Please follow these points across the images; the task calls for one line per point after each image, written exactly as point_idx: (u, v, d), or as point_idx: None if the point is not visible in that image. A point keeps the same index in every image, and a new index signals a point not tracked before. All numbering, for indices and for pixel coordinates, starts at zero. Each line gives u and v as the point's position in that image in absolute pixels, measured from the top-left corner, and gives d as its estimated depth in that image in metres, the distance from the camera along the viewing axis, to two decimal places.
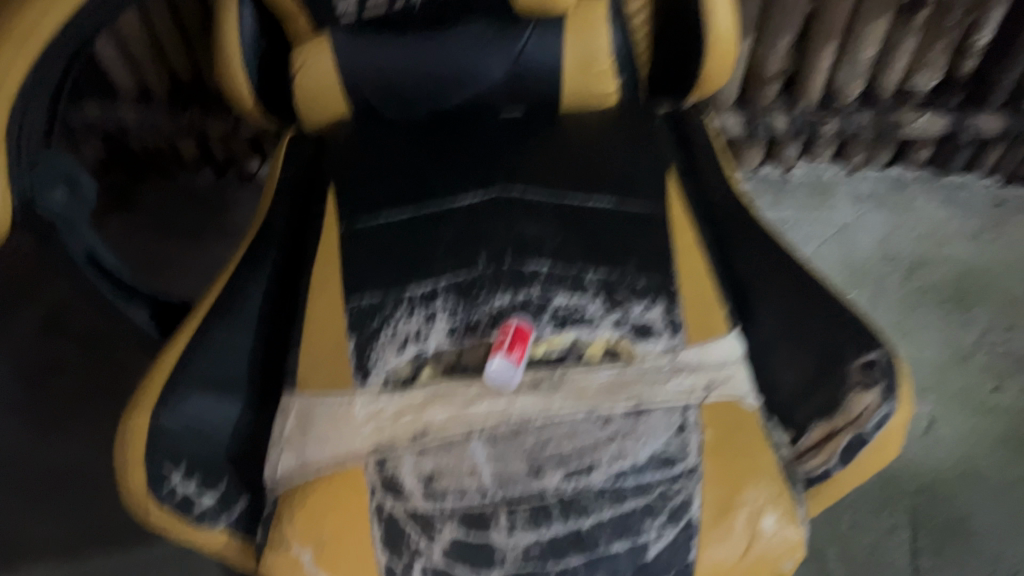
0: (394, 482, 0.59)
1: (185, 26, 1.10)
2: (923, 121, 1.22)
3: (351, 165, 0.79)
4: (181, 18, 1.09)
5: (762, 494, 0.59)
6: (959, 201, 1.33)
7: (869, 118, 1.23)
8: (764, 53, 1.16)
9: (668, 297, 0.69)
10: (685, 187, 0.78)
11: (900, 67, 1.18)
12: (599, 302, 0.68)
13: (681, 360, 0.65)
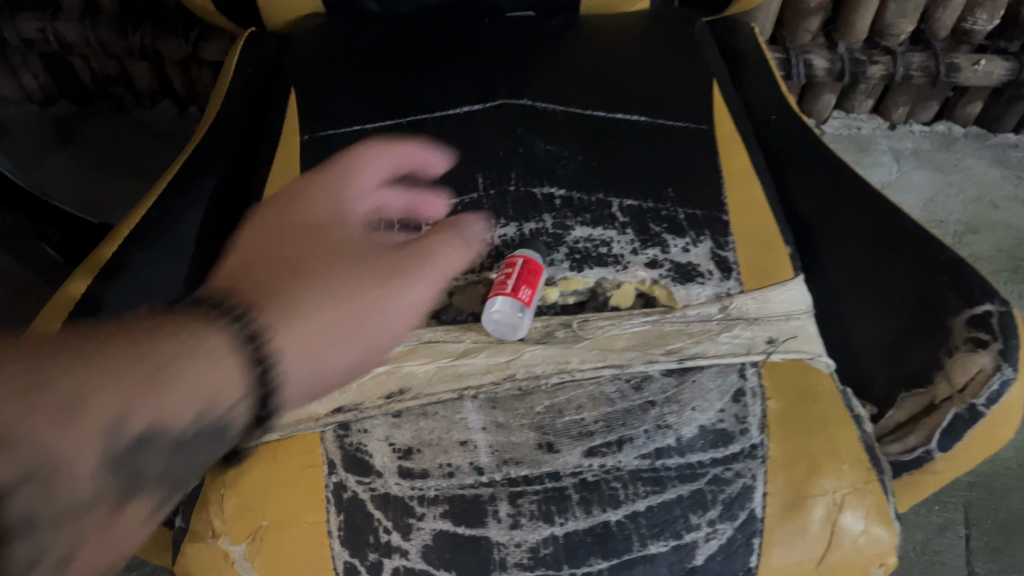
0: (360, 455, 0.44)
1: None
2: (983, 66, 1.07)
3: (321, 66, 0.64)
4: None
5: (845, 482, 0.44)
6: (1011, 162, 1.18)
7: (922, 61, 1.07)
8: None
9: (716, 233, 0.54)
10: (733, 102, 0.63)
11: (960, 2, 1.04)
12: (628, 237, 0.54)
13: (734, 310, 0.51)
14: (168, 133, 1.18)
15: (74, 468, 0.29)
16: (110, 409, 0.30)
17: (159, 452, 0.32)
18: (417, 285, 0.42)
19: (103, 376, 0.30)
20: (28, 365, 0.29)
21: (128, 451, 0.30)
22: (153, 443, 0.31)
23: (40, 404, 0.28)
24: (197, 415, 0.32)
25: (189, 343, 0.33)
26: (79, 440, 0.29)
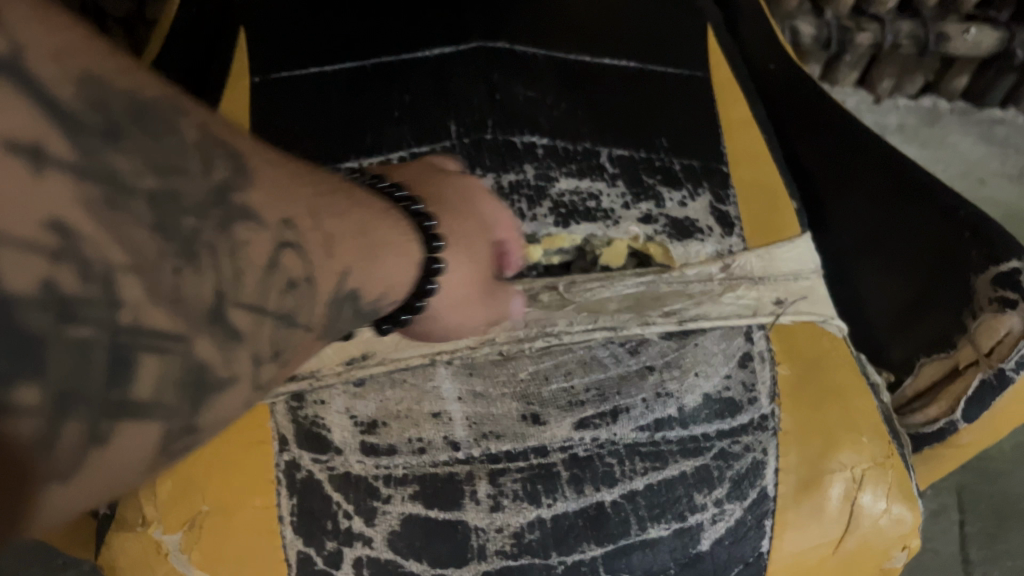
0: (316, 430, 0.39)
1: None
2: (974, 35, 1.03)
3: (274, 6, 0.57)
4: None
5: (865, 456, 0.40)
6: (996, 139, 1.15)
7: (911, 30, 1.03)
8: None
9: (716, 186, 0.49)
10: (728, 50, 0.58)
11: None
12: (619, 189, 0.49)
13: (736, 269, 0.45)
14: None
15: (319, 292, 0.25)
16: (344, 260, 0.26)
17: (370, 297, 0.29)
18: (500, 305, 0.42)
19: (343, 217, 0.27)
20: (298, 173, 0.26)
21: (360, 289, 0.28)
22: (371, 293, 0.29)
23: (305, 208, 0.25)
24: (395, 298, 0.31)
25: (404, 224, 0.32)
26: (328, 267, 0.25)
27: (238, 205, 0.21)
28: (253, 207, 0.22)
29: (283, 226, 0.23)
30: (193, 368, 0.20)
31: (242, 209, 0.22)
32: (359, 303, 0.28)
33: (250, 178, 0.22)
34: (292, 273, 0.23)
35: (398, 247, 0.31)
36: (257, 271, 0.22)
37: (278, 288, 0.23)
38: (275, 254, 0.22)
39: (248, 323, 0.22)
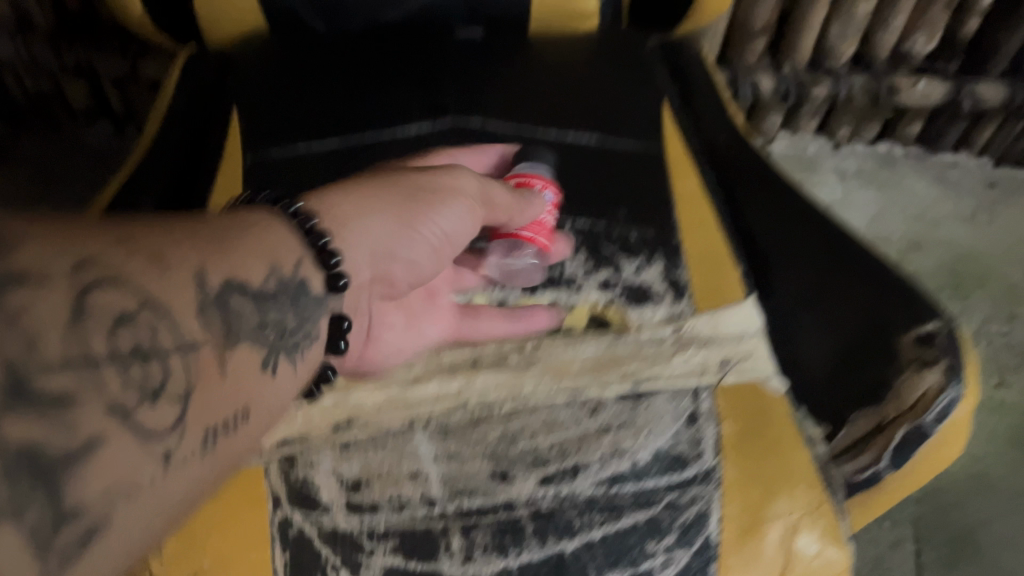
0: (306, 491, 0.43)
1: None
2: (923, 87, 1.10)
3: (269, 86, 0.63)
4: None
5: (799, 505, 0.44)
6: (950, 182, 1.22)
7: (863, 84, 1.11)
8: (751, 2, 1.03)
9: (669, 254, 0.54)
10: (682, 124, 0.64)
11: (899, 24, 1.07)
12: (580, 260, 0.54)
13: (687, 331, 0.50)
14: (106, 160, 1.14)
15: (168, 308, 0.30)
16: (188, 267, 0.31)
17: (246, 298, 0.34)
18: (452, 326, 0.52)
19: (183, 234, 0.33)
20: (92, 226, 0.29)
21: (227, 291, 0.33)
22: (246, 290, 0.34)
23: (107, 243, 0.28)
24: (282, 317, 0.37)
25: (274, 229, 0.38)
26: (181, 276, 0.31)
27: (15, 297, 0.24)
28: (104, 261, 0.28)
29: (86, 276, 0.27)
30: (28, 431, 0.24)
31: (23, 277, 0.25)
32: (240, 304, 0.34)
33: (104, 229, 0.29)
34: (147, 291, 0.29)
35: (256, 250, 0.36)
36: (115, 312, 0.27)
37: (138, 340, 0.28)
38: (130, 296, 0.28)
39: (117, 382, 0.27)
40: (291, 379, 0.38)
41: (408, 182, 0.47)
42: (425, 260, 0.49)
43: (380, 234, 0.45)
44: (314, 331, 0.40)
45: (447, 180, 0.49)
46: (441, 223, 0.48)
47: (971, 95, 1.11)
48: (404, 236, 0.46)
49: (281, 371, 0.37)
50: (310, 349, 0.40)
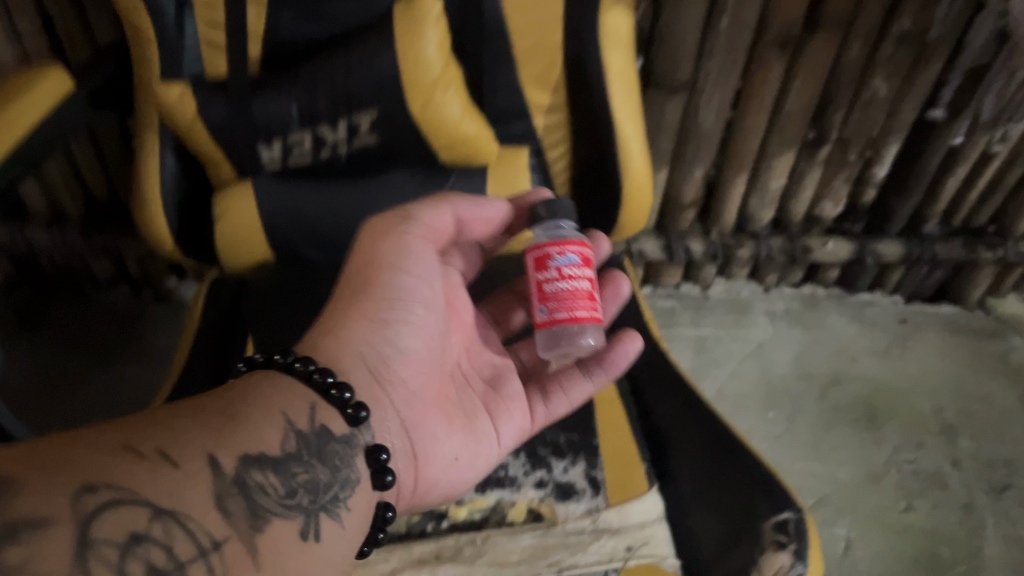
0: None
1: (111, 163, 1.12)
2: (831, 247, 1.29)
3: (280, 317, 0.82)
4: (102, 154, 1.10)
5: None
6: (866, 318, 1.40)
7: (781, 245, 1.29)
8: (679, 184, 1.22)
9: (588, 455, 0.71)
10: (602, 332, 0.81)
11: (808, 194, 1.25)
12: (521, 462, 0.71)
13: (600, 521, 0.67)
14: (126, 317, 1.30)
15: (182, 496, 0.45)
16: (199, 456, 0.47)
17: (264, 470, 0.51)
18: (549, 409, 0.72)
19: (201, 431, 0.49)
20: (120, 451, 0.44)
21: (241, 471, 0.49)
22: (263, 464, 0.51)
23: (125, 455, 0.44)
24: (313, 476, 0.54)
25: (291, 392, 0.56)
26: (193, 472, 0.46)
27: (40, 525, 0.38)
28: (114, 485, 0.42)
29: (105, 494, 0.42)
30: None
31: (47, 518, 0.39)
32: (261, 476, 0.50)
33: (126, 450, 0.45)
34: (162, 501, 0.44)
35: (266, 424, 0.53)
36: (128, 525, 0.42)
37: (149, 555, 0.42)
38: (144, 510, 0.43)
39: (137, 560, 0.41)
40: (342, 533, 0.54)
41: (380, 292, 0.64)
42: (423, 328, 0.66)
43: (373, 339, 0.62)
44: (356, 473, 0.57)
45: (387, 237, 0.66)
46: (410, 281, 0.65)
47: (874, 252, 1.30)
48: (391, 324, 0.64)
49: (322, 525, 0.53)
50: (355, 496, 0.57)
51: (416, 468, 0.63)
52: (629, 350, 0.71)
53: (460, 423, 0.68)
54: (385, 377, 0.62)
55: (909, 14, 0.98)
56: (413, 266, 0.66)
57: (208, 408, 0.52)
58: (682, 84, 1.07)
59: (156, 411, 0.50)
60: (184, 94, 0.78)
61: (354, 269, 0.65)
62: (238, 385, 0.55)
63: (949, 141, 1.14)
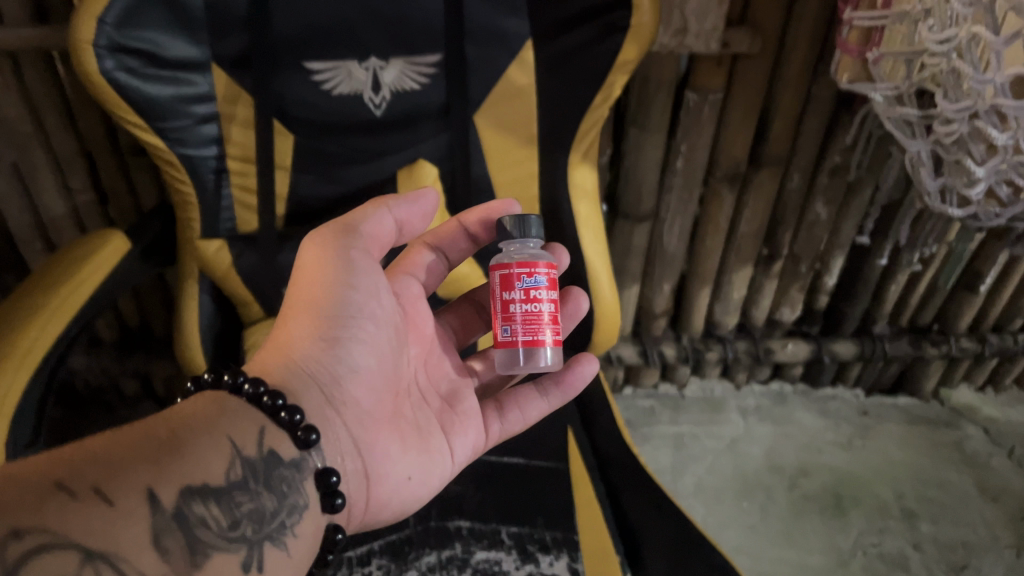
0: None
1: (144, 297, 1.26)
2: (791, 348, 1.42)
3: None
4: (138, 290, 1.25)
5: None
6: (831, 412, 1.51)
7: (746, 347, 1.42)
8: (651, 295, 1.36)
9: (570, 549, 0.80)
10: (582, 443, 0.92)
11: (766, 302, 1.40)
12: (513, 556, 0.80)
13: None
14: None
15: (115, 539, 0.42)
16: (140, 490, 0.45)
17: (207, 502, 0.48)
18: (503, 425, 0.77)
19: (141, 461, 0.46)
20: (44, 492, 0.41)
21: (182, 505, 0.46)
22: (207, 497, 0.48)
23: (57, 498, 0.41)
24: (258, 502, 0.52)
25: (239, 416, 0.54)
26: (129, 509, 0.44)
27: None
28: (42, 528, 0.40)
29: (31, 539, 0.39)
30: None
31: None
32: (203, 508, 0.48)
33: (57, 489, 0.42)
34: (93, 544, 0.41)
35: (214, 452, 0.51)
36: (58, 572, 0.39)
37: None
38: (75, 554, 0.40)
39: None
40: (289, 560, 0.53)
41: (328, 313, 0.62)
42: (375, 347, 0.65)
43: (323, 360, 0.61)
44: (305, 498, 0.56)
45: (335, 245, 0.64)
46: (359, 294, 0.64)
47: (831, 351, 1.42)
48: (343, 341, 0.62)
49: (267, 555, 0.51)
50: (302, 522, 0.55)
51: (368, 490, 0.63)
52: (585, 374, 0.77)
53: (417, 442, 0.68)
54: (337, 398, 0.61)
55: (838, 152, 1.15)
56: (362, 277, 0.65)
57: (150, 435, 0.49)
58: (647, 213, 1.22)
59: (93, 441, 0.47)
60: (221, 248, 0.94)
61: (300, 281, 0.63)
62: (180, 411, 0.53)
63: (875, 264, 1.32)
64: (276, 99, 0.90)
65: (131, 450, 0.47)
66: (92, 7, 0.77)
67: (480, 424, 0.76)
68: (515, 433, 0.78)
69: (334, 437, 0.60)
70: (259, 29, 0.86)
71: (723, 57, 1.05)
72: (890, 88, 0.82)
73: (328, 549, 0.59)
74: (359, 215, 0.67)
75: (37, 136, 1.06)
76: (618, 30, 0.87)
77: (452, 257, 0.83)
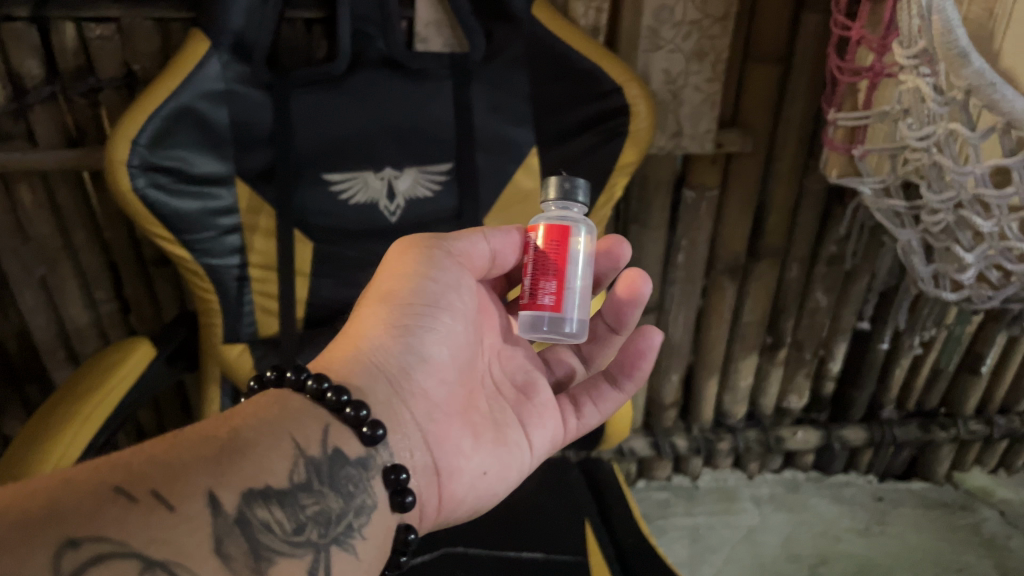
0: None
1: (163, 405, 1.28)
2: (801, 435, 1.43)
3: None
4: (157, 398, 1.27)
5: None
6: (845, 497, 1.51)
7: (757, 436, 1.43)
8: (659, 387, 1.38)
9: None
10: (600, 533, 0.92)
11: (773, 390, 1.42)
12: None
13: None
14: None
15: (178, 545, 0.42)
16: (200, 496, 0.44)
17: (269, 505, 0.48)
18: (581, 419, 0.79)
19: (202, 465, 0.46)
20: (105, 500, 0.41)
21: (244, 509, 0.46)
22: (268, 500, 0.48)
23: (116, 508, 0.41)
24: (321, 501, 0.52)
25: (302, 414, 0.55)
26: (191, 514, 0.43)
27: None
28: (101, 537, 0.39)
29: (85, 549, 0.39)
30: None
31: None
32: (265, 512, 0.47)
33: (118, 494, 0.42)
34: (152, 552, 0.41)
35: (276, 453, 0.50)
36: None
37: None
38: (133, 562, 0.39)
39: None
40: (356, 566, 0.52)
41: (400, 307, 0.64)
42: (451, 337, 0.67)
43: (393, 353, 0.62)
44: (374, 497, 0.56)
45: (416, 255, 0.67)
46: (444, 290, 0.66)
47: (841, 437, 1.43)
48: (413, 330, 0.64)
49: (334, 559, 0.50)
50: (370, 524, 0.55)
51: (440, 485, 0.64)
52: (650, 344, 0.77)
53: (492, 437, 0.70)
54: (401, 390, 0.62)
55: (833, 242, 1.20)
56: (444, 279, 0.67)
57: (209, 441, 0.49)
58: (652, 304, 1.25)
59: (152, 447, 0.47)
60: (242, 351, 0.98)
61: (382, 280, 0.66)
62: (240, 413, 0.53)
63: (878, 348, 1.34)
64: (298, 211, 0.95)
65: (188, 456, 0.46)
66: (125, 130, 0.82)
67: (559, 417, 0.77)
68: (594, 428, 0.80)
69: (404, 432, 0.61)
70: (282, 144, 0.91)
71: (717, 156, 1.10)
72: (877, 181, 0.87)
73: (400, 552, 0.59)
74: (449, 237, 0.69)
75: (65, 250, 1.11)
76: (618, 134, 0.96)
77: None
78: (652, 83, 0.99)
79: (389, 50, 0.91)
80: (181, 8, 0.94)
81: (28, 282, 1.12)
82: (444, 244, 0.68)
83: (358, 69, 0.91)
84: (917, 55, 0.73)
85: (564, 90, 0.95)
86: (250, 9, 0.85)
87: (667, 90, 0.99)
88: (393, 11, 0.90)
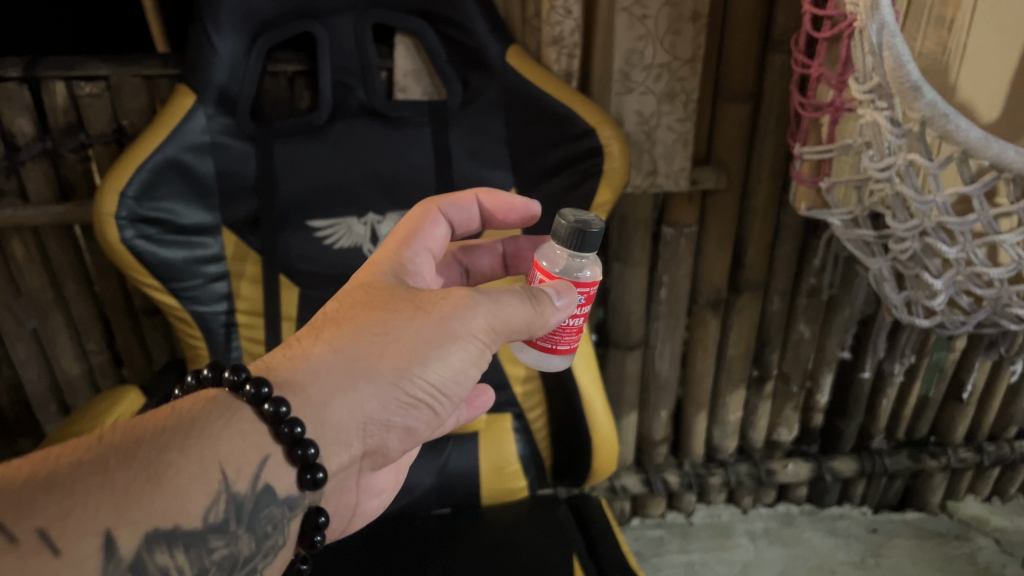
0: None
1: None
2: (792, 468, 1.44)
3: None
4: None
5: None
6: (839, 530, 1.50)
7: (748, 469, 1.44)
8: (648, 423, 1.39)
9: None
10: (588, 569, 0.93)
11: (762, 423, 1.43)
12: None
13: None
14: None
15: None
16: (93, 540, 0.43)
17: (172, 546, 0.47)
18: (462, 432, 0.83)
19: (106, 498, 0.44)
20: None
21: (141, 552, 0.45)
22: (174, 543, 0.47)
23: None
24: (229, 544, 0.52)
25: (246, 442, 0.52)
26: (78, 558, 0.42)
27: None
28: None
29: None
30: None
31: None
32: (166, 556, 0.47)
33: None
34: None
35: (199, 488, 0.48)
36: None
37: None
38: None
39: None
40: None
41: (397, 369, 0.57)
42: (438, 405, 0.61)
43: (368, 408, 0.57)
44: (286, 536, 0.57)
45: (445, 319, 0.59)
46: (450, 361, 0.59)
47: (832, 468, 1.44)
48: (404, 395, 0.58)
49: None
50: (273, 562, 0.56)
51: (351, 512, 0.67)
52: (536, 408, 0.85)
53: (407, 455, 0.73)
54: (361, 439, 0.59)
55: (812, 274, 1.22)
56: (462, 362, 0.60)
57: (128, 458, 0.45)
58: (637, 340, 1.27)
59: (59, 463, 0.44)
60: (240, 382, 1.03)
61: (395, 330, 0.58)
62: (173, 422, 0.49)
63: (863, 377, 1.35)
64: (282, 257, 0.97)
65: (96, 481, 0.44)
66: (115, 182, 0.86)
67: None
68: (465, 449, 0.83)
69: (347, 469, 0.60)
70: (267, 193, 0.94)
71: (693, 193, 1.14)
72: (845, 213, 0.90)
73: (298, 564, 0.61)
74: (474, 300, 0.60)
75: (56, 303, 1.13)
76: (592, 175, 0.97)
77: (477, 276, 0.84)
78: (626, 124, 1.02)
79: (369, 100, 0.94)
80: (168, 64, 0.98)
81: (20, 335, 1.14)
82: (478, 305, 0.60)
83: (339, 119, 0.94)
84: (873, 89, 0.76)
85: (539, 132, 0.97)
86: (234, 64, 0.88)
87: (640, 131, 1.02)
88: (373, 62, 0.93)
